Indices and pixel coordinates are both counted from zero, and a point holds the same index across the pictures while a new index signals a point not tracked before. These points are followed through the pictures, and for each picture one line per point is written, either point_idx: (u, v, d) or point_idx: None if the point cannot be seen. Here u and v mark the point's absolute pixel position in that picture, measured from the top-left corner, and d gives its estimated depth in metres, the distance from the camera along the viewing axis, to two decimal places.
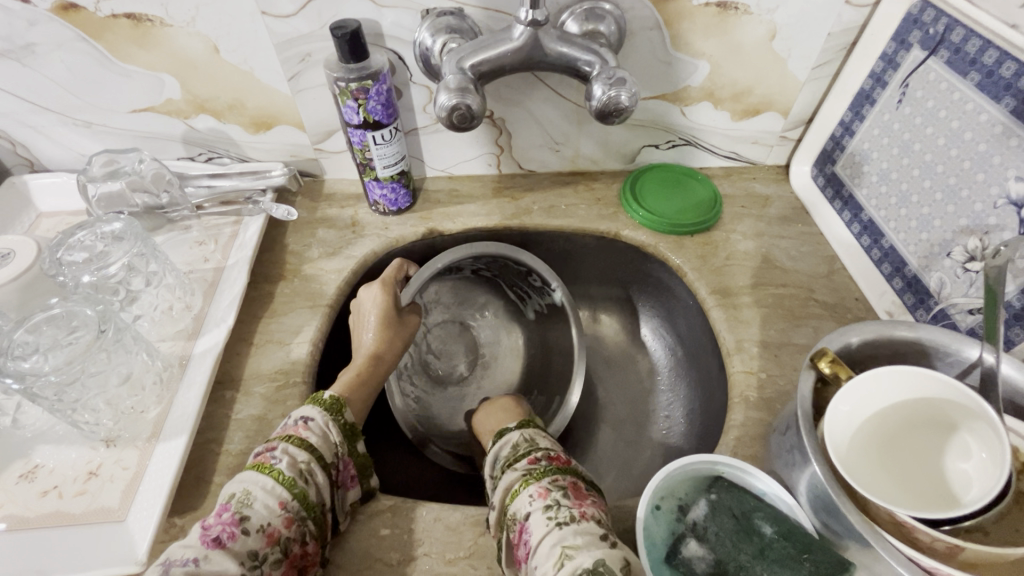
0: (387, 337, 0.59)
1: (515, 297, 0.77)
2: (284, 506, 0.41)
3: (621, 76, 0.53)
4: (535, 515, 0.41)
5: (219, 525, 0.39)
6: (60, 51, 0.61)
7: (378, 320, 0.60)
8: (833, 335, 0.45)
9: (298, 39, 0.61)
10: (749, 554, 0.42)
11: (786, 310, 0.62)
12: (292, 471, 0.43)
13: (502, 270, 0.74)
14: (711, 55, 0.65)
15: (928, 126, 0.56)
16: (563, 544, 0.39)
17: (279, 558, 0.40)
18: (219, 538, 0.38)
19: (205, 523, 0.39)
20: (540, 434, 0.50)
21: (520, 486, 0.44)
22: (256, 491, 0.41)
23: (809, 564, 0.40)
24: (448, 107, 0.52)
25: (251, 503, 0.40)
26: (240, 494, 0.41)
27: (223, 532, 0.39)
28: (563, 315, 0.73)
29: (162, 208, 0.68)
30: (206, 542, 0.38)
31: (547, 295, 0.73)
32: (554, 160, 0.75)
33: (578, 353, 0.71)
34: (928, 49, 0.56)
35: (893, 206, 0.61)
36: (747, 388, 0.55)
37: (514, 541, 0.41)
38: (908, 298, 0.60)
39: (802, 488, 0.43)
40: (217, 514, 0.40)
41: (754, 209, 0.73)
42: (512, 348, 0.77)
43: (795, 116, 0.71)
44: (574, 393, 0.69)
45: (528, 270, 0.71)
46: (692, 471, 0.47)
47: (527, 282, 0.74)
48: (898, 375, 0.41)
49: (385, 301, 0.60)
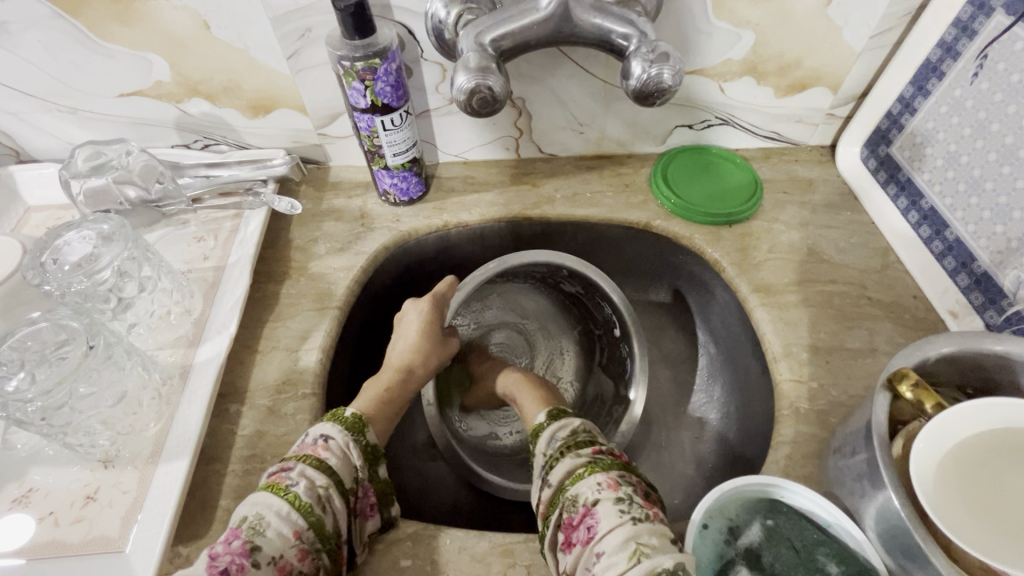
0: (422, 350, 0.56)
1: (573, 306, 0.74)
2: (298, 535, 0.38)
3: (664, 50, 0.46)
4: (604, 504, 0.39)
5: (229, 555, 0.35)
6: (35, 30, 0.55)
7: (420, 332, 0.57)
8: (909, 349, 0.40)
9: (296, 13, 0.54)
10: None
11: (837, 310, 0.56)
12: (309, 496, 0.39)
13: (554, 273, 0.69)
14: (757, 24, 0.58)
15: (1010, 104, 0.50)
16: (638, 541, 0.37)
17: None
18: (227, 571, 0.35)
19: (212, 552, 0.36)
20: (599, 428, 0.48)
21: (586, 471, 0.42)
22: (269, 516, 0.37)
23: None
24: (467, 90, 0.46)
25: (264, 530, 0.37)
26: (252, 518, 0.37)
27: (231, 563, 0.35)
28: (620, 326, 0.67)
29: (154, 201, 0.63)
30: (213, 573, 0.35)
31: (600, 302, 0.69)
32: (578, 142, 0.69)
33: (641, 360, 0.65)
34: (1015, 14, 0.49)
35: (961, 193, 0.55)
36: (796, 399, 0.50)
37: (574, 523, 0.40)
38: (975, 297, 0.54)
39: (870, 521, 0.38)
40: (226, 542, 0.36)
41: (797, 195, 0.67)
42: (570, 369, 0.73)
43: (846, 91, 0.64)
44: (639, 401, 0.64)
45: (572, 272, 0.67)
46: (748, 490, 0.41)
47: (584, 288, 0.69)
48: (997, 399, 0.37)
49: (430, 314, 0.58)
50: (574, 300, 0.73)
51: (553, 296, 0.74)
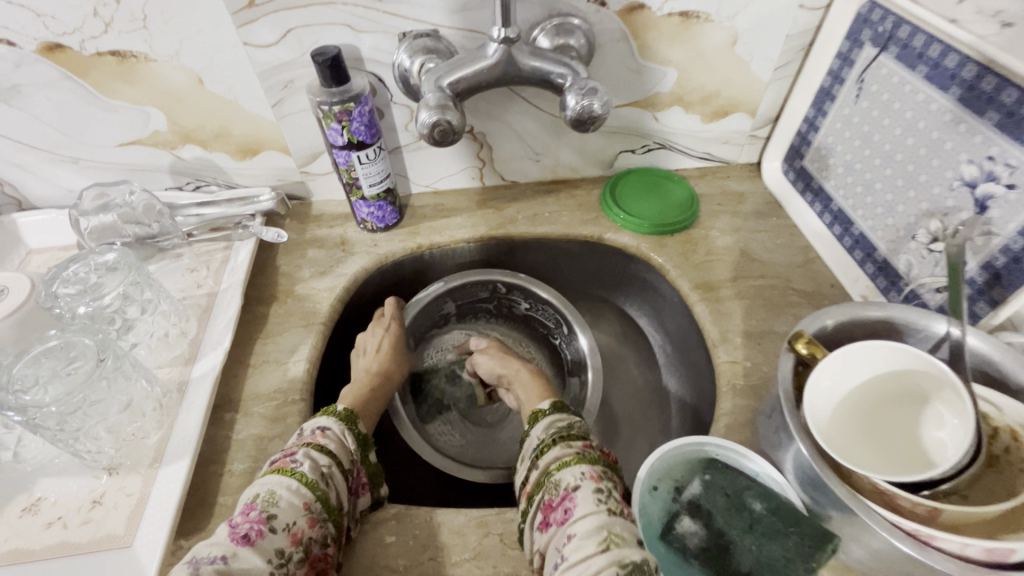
0: (393, 361, 0.63)
1: (527, 327, 0.80)
2: (308, 506, 0.42)
3: (592, 87, 0.55)
4: (584, 490, 0.43)
5: (248, 523, 0.40)
6: (46, 90, 0.63)
7: (390, 345, 0.64)
8: (810, 318, 0.47)
9: (280, 67, 0.62)
10: (739, 529, 0.43)
11: (767, 301, 0.64)
12: (314, 473, 0.44)
13: (496, 296, 0.78)
14: (678, 62, 0.68)
15: (884, 118, 0.59)
16: (610, 529, 0.40)
17: (302, 557, 0.41)
18: (249, 535, 0.39)
19: (232, 522, 0.40)
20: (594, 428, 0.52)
21: (573, 460, 0.46)
22: (281, 491, 0.42)
23: (795, 537, 0.41)
24: (429, 123, 0.53)
25: (277, 502, 0.41)
26: (265, 494, 0.42)
27: (251, 529, 0.40)
28: (563, 324, 0.76)
29: (152, 237, 0.70)
30: (234, 539, 0.39)
31: (542, 313, 0.78)
32: (535, 170, 0.78)
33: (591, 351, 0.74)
34: (879, 46, 0.59)
35: (859, 195, 0.64)
36: (733, 377, 0.57)
37: (554, 503, 0.43)
38: (880, 281, 0.62)
39: (789, 464, 0.44)
40: (243, 513, 0.41)
41: (730, 206, 0.76)
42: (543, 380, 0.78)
43: (762, 115, 0.75)
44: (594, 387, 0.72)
45: (510, 287, 0.76)
46: (687, 452, 0.47)
47: (527, 303, 0.78)
48: (883, 347, 0.43)
49: (396, 329, 0.66)
50: (526, 322, 0.80)
51: (509, 323, 0.81)
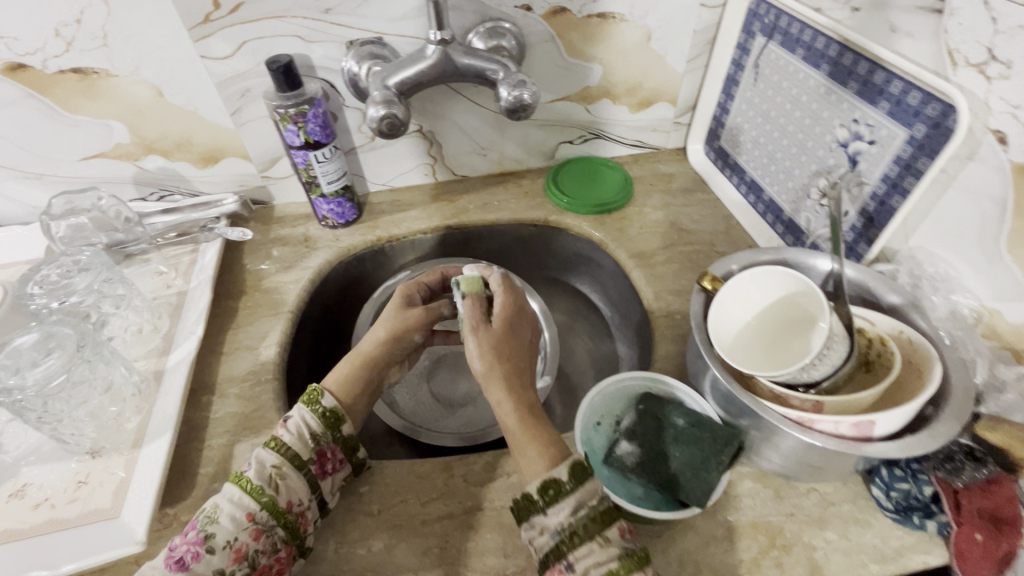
0: (386, 338, 0.61)
1: None
2: (252, 517, 0.45)
3: (522, 79, 0.62)
4: None
5: (186, 544, 0.43)
6: (8, 109, 0.66)
7: (386, 319, 0.63)
8: (718, 264, 0.55)
9: (236, 77, 0.67)
10: (666, 442, 0.50)
11: (694, 263, 0.72)
12: (259, 480, 0.46)
13: None
14: (601, 58, 0.76)
15: (777, 96, 0.68)
16: None
17: (247, 570, 0.43)
18: (183, 560, 0.42)
19: (171, 545, 0.43)
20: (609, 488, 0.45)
21: (622, 570, 0.40)
22: (222, 506, 0.45)
23: (709, 437, 0.48)
24: (378, 117, 0.59)
25: (217, 519, 0.44)
26: (208, 511, 0.45)
27: (187, 552, 0.43)
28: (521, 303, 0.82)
29: (120, 243, 0.73)
30: (171, 563, 0.42)
31: None
32: (483, 164, 0.85)
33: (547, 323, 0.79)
34: (767, 35, 0.68)
35: (765, 165, 0.73)
36: (666, 328, 0.64)
37: None
38: (788, 238, 0.71)
39: (705, 387, 0.51)
40: (184, 535, 0.44)
41: (661, 185, 0.84)
42: None
43: (682, 103, 0.84)
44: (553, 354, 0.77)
45: None
46: (623, 390, 0.54)
47: None
48: (770, 272, 0.51)
49: (400, 301, 0.65)
50: None
51: None
